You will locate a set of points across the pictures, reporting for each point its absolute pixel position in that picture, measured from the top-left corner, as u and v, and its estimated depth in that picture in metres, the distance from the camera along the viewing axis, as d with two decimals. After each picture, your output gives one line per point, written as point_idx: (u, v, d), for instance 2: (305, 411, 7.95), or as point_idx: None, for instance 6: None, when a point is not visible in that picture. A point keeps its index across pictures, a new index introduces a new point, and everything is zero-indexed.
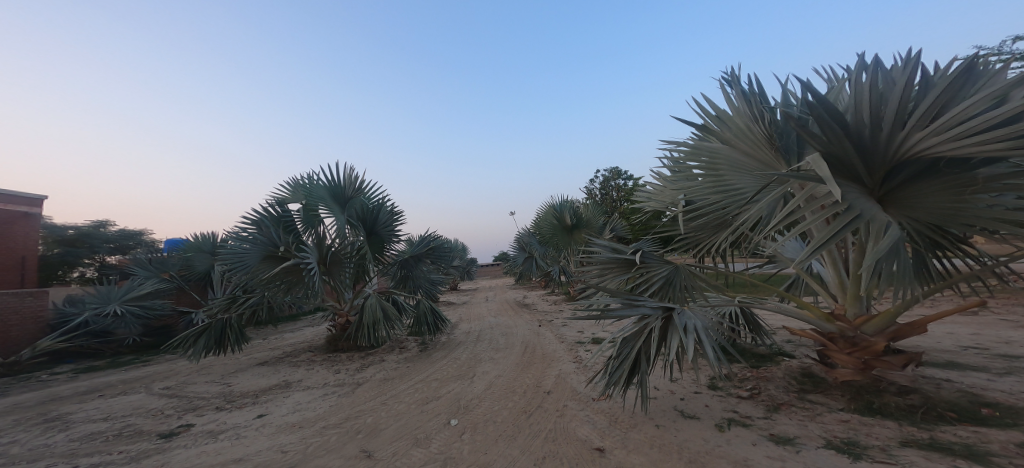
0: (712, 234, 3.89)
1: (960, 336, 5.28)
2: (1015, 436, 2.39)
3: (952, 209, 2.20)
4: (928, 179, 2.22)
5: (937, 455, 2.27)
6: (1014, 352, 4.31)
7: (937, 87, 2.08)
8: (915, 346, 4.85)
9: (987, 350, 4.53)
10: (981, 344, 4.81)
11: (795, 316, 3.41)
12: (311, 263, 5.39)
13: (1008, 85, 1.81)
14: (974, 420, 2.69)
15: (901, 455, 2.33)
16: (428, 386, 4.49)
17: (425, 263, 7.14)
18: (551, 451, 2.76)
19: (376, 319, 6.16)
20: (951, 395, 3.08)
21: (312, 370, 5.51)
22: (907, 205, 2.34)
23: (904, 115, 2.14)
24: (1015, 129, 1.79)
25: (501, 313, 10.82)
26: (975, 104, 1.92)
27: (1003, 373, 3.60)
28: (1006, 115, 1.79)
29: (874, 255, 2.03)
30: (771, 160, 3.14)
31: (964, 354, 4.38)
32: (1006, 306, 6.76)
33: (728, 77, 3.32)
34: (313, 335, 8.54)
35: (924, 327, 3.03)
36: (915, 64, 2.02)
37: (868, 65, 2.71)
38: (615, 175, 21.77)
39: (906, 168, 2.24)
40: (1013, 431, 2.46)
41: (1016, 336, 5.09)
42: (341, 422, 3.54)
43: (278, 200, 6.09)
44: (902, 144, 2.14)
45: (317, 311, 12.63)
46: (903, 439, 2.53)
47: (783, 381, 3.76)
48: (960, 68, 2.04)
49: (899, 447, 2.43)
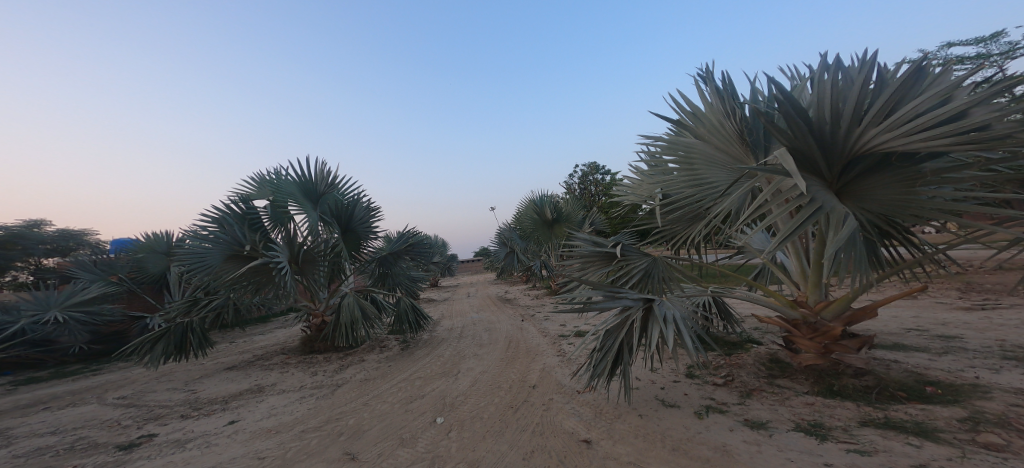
0: (687, 227, 4.05)
1: (904, 319, 5.77)
2: (956, 411, 2.64)
3: (902, 200, 2.35)
4: (884, 172, 2.37)
5: (892, 433, 2.48)
6: (950, 333, 4.75)
7: (889, 87, 2.24)
8: (867, 331, 5.25)
9: (927, 331, 4.97)
10: (922, 326, 5.27)
11: (762, 304, 3.57)
12: (281, 262, 5.11)
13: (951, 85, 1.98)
14: (921, 397, 2.95)
15: (861, 434, 2.51)
16: (412, 385, 4.42)
17: (405, 259, 6.97)
18: (540, 445, 2.79)
19: (354, 318, 5.95)
20: (900, 375, 3.35)
21: (286, 372, 5.30)
22: (863, 196, 2.49)
23: (860, 113, 2.29)
24: (958, 125, 1.95)
25: (482, 309, 10.73)
26: (923, 103, 2.08)
27: (942, 353, 3.94)
28: (947, 114, 1.96)
29: (834, 245, 2.15)
30: (741, 155, 3.27)
31: (909, 335, 4.77)
32: (940, 290, 7.48)
33: (703, 74, 3.43)
34: (286, 336, 8.22)
35: (874, 310, 3.26)
36: (872, 64, 2.17)
37: (827, 65, 2.90)
38: (594, 170, 22.23)
39: (861, 164, 2.39)
40: (954, 408, 2.71)
41: (952, 317, 5.60)
42: (322, 424, 3.43)
43: (242, 196, 5.75)
44: (858, 139, 2.28)
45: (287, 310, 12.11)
46: (862, 419, 2.73)
47: (754, 368, 3.96)
48: (912, 69, 2.21)
49: (858, 427, 2.63)
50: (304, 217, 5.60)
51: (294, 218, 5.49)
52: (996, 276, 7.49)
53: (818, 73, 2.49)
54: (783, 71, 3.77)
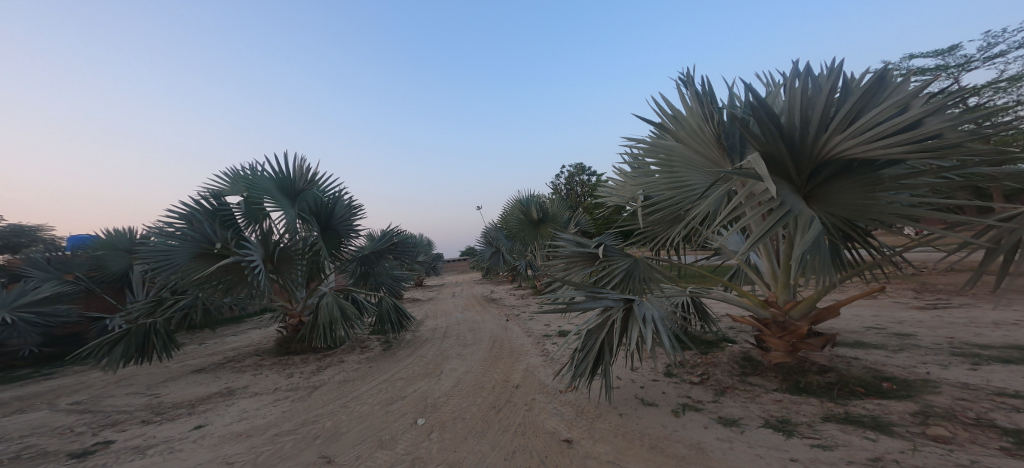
0: (667, 229, 4.13)
1: (866, 318, 6.05)
2: (910, 406, 2.79)
3: (862, 204, 2.45)
4: (848, 177, 2.47)
5: (852, 428, 2.59)
6: (906, 331, 5.01)
7: (854, 95, 2.33)
8: (832, 329, 5.48)
9: (886, 329, 5.22)
10: (881, 324, 5.54)
11: (736, 304, 3.67)
12: (255, 261, 4.95)
13: (909, 95, 2.07)
14: (879, 393, 3.10)
15: (824, 430, 2.62)
16: (393, 386, 4.36)
17: (387, 259, 6.86)
18: (521, 445, 2.79)
19: (332, 318, 5.82)
20: (860, 371, 3.51)
21: (260, 374, 5.15)
22: (828, 201, 2.58)
23: (827, 120, 2.38)
24: (915, 133, 2.05)
25: (467, 308, 10.68)
26: (884, 111, 2.18)
27: (898, 350, 4.16)
28: (905, 122, 2.05)
29: (800, 247, 2.23)
30: (719, 159, 3.35)
31: (869, 333, 5.02)
32: (898, 290, 7.88)
33: (684, 79, 3.50)
34: (261, 337, 7.99)
35: (838, 310, 3.39)
36: (838, 73, 2.26)
37: (798, 73, 3.00)
38: (581, 171, 22.44)
39: (827, 168, 2.49)
40: (908, 402, 2.86)
41: (909, 315, 5.91)
42: (296, 427, 3.34)
43: (214, 192, 5.57)
44: (825, 145, 2.36)
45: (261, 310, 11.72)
46: (825, 414, 2.85)
47: (728, 366, 4.07)
48: (873, 80, 2.32)
49: (822, 422, 2.73)
50: (281, 214, 5.45)
51: (270, 215, 5.33)
52: (950, 277, 7.94)
53: (789, 81, 2.58)
54: (759, 78, 3.89)
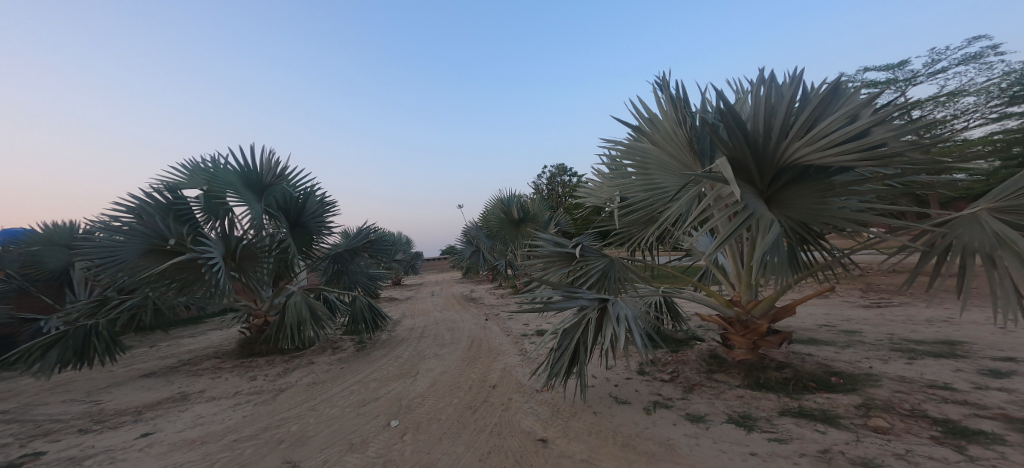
0: (642, 230, 4.22)
1: (819, 316, 6.42)
2: (854, 399, 3.00)
3: (816, 209, 2.56)
4: (804, 183, 2.61)
5: (805, 421, 2.74)
6: (852, 328, 5.36)
7: (812, 104, 2.46)
8: (789, 327, 5.77)
9: (836, 327, 5.56)
10: (832, 322, 5.89)
11: (703, 303, 3.80)
12: (213, 259, 4.66)
13: (858, 106, 2.21)
14: (828, 387, 3.30)
15: (781, 423, 2.76)
16: (365, 387, 4.24)
17: (362, 257, 6.69)
18: (497, 445, 2.77)
19: (300, 318, 5.59)
20: (812, 367, 3.72)
21: (217, 378, 4.88)
22: (786, 205, 2.71)
23: (787, 127, 2.50)
24: (863, 142, 2.18)
25: (445, 308, 10.54)
26: (837, 120, 2.31)
27: (846, 346, 4.44)
28: (855, 132, 2.18)
29: (760, 249, 2.33)
30: (691, 162, 3.44)
31: (821, 330, 5.34)
32: (847, 289, 8.41)
33: (660, 83, 3.58)
34: (221, 339, 7.60)
35: (794, 308, 3.58)
36: (798, 83, 2.37)
37: (764, 81, 3.13)
38: (562, 171, 22.67)
39: (786, 173, 2.62)
40: (853, 395, 3.07)
41: (856, 314, 6.32)
42: (258, 433, 3.19)
43: (169, 185, 5.23)
44: (785, 151, 2.49)
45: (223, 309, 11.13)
46: (782, 408, 2.99)
47: (696, 363, 4.20)
48: (828, 91, 2.46)
49: (779, 416, 2.87)
50: (245, 209, 5.18)
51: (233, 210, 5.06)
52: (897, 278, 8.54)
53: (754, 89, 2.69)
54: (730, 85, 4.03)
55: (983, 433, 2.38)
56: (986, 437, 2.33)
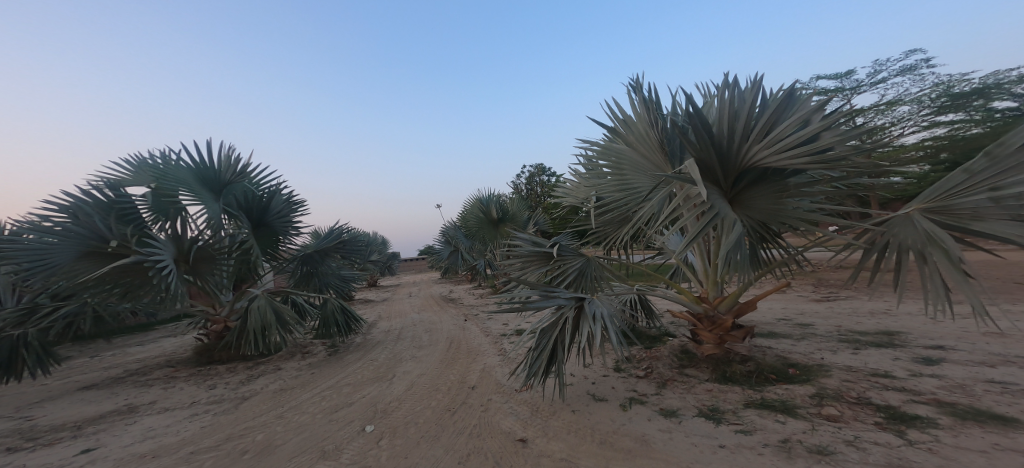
0: (617, 229, 4.28)
1: (777, 310, 6.72)
2: (809, 389, 3.16)
3: (774, 209, 2.68)
4: (764, 184, 2.72)
5: (767, 413, 2.86)
6: (806, 321, 5.65)
7: (770, 108, 2.55)
8: (750, 321, 6.01)
9: (793, 320, 5.85)
10: (789, 315, 6.19)
11: (674, 300, 3.90)
12: (162, 262, 4.36)
13: (810, 111, 2.31)
14: (786, 378, 3.46)
15: (746, 415, 2.86)
16: (337, 392, 4.13)
17: (333, 258, 6.53)
18: (476, 447, 2.75)
19: (265, 323, 5.40)
20: (771, 359, 3.89)
21: (171, 388, 4.63)
22: (748, 205, 2.82)
23: (747, 131, 2.59)
24: (815, 145, 2.29)
25: (423, 309, 10.42)
26: (791, 125, 2.41)
27: (801, 338, 4.67)
28: (807, 136, 2.29)
29: (724, 247, 2.41)
30: (662, 163, 3.52)
31: (779, 324, 5.60)
32: (801, 283, 8.85)
33: (633, 85, 3.64)
34: (172, 347, 7.23)
35: (756, 303, 3.71)
36: (757, 88, 2.47)
37: (728, 85, 3.23)
38: (540, 172, 22.84)
39: (748, 174, 2.71)
40: (809, 386, 3.23)
41: (809, 307, 6.67)
42: (218, 444, 3.05)
43: (111, 183, 4.94)
44: (745, 154, 2.58)
45: (173, 315, 10.47)
46: (746, 401, 3.11)
47: (669, 359, 4.30)
48: (783, 96, 2.57)
49: (744, 408, 2.98)
50: (202, 209, 4.95)
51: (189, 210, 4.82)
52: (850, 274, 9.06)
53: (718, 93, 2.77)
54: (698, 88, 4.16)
55: (919, 418, 2.57)
56: (922, 421, 2.52)
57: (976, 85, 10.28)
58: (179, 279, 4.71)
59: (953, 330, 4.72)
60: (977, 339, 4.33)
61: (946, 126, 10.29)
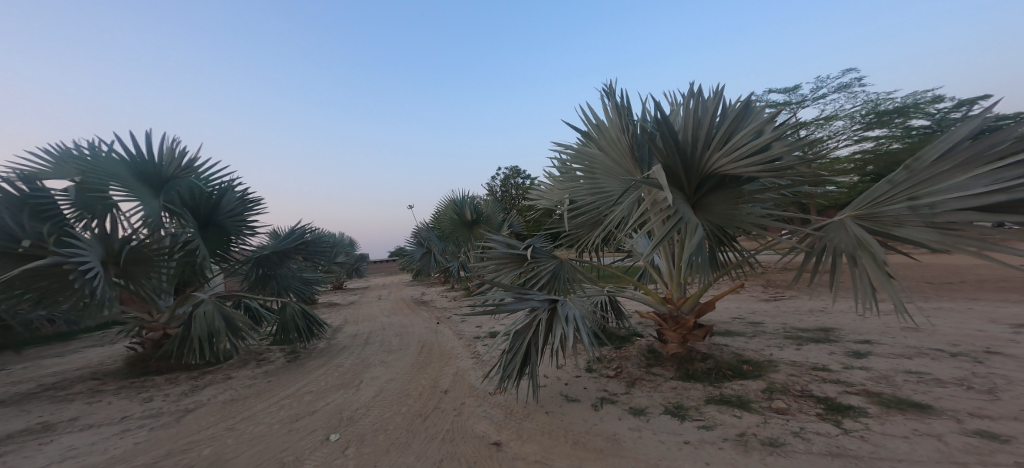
0: (589, 232, 4.36)
1: (732, 309, 7.15)
2: (760, 384, 3.38)
3: (731, 214, 2.84)
4: (723, 191, 2.88)
5: (726, 408, 3.02)
6: (758, 320, 6.05)
7: (729, 118, 2.71)
8: (708, 321, 6.35)
9: (746, 319, 6.24)
10: (743, 314, 6.60)
11: (641, 301, 4.04)
12: (90, 265, 3.90)
13: (763, 123, 2.47)
14: (741, 374, 3.68)
15: (707, 411, 3.01)
16: (299, 401, 3.91)
17: (294, 259, 6.13)
18: (449, 453, 2.69)
19: (213, 329, 5.01)
20: (727, 356, 4.12)
21: (98, 403, 4.17)
22: (708, 210, 2.97)
23: (708, 139, 2.73)
24: (766, 155, 2.45)
25: (393, 312, 10.11)
26: (747, 135, 2.57)
27: (753, 336, 5.00)
28: (761, 146, 2.45)
29: (688, 250, 2.53)
30: (632, 169, 3.63)
31: (733, 322, 5.96)
32: (753, 284, 9.48)
33: (606, 91, 3.74)
34: (102, 358, 6.53)
35: (715, 303, 3.92)
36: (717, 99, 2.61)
37: (693, 96, 3.39)
38: (516, 174, 22.99)
39: (708, 180, 2.86)
40: (760, 381, 3.45)
41: (760, 307, 7.15)
42: (160, 460, 2.79)
43: (26, 176, 4.41)
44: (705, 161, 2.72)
45: (100, 323, 9.43)
46: (708, 397, 3.27)
47: (637, 358, 4.44)
48: (741, 107, 2.73)
49: (705, 404, 3.13)
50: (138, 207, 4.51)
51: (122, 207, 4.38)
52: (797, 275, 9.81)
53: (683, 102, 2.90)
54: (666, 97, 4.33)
55: (852, 408, 2.82)
56: (854, 411, 2.77)
57: (898, 105, 11.55)
58: (105, 284, 4.25)
59: (882, 326, 5.23)
60: (900, 334, 4.84)
61: (873, 141, 11.45)
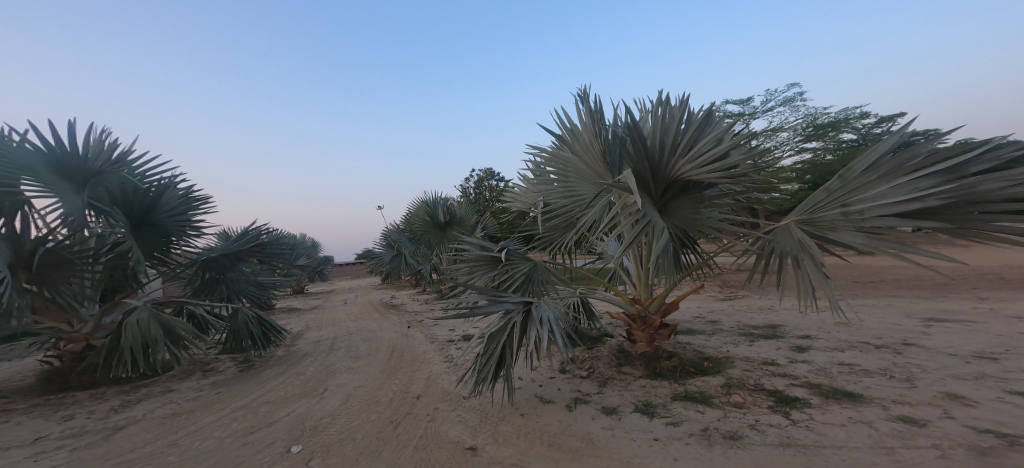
0: (562, 234, 4.39)
1: (693, 309, 7.50)
2: (720, 380, 3.55)
3: (694, 218, 2.96)
4: (687, 195, 3.00)
5: (690, 404, 3.14)
6: (717, 318, 6.38)
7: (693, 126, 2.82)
8: (671, 320, 6.62)
9: (705, 317, 6.56)
10: (702, 314, 6.94)
11: (611, 302, 4.12)
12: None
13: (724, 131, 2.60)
14: (703, 371, 3.85)
15: (673, 407, 3.11)
16: (255, 412, 3.63)
17: (248, 262, 5.70)
18: (423, 460, 2.60)
19: (153, 338, 4.55)
20: (689, 353, 4.30)
21: (5, 423, 3.65)
22: (673, 213, 3.08)
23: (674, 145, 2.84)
24: (726, 162, 2.58)
25: (360, 317, 9.70)
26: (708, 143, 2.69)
27: (712, 334, 5.26)
28: (721, 153, 2.57)
29: (655, 253, 2.61)
30: (604, 173, 3.70)
31: (694, 321, 6.24)
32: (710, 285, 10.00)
33: (580, 96, 3.80)
34: (17, 373, 5.75)
35: (677, 304, 4.09)
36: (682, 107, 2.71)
37: (660, 103, 3.51)
38: (490, 175, 23.00)
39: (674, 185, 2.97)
40: (719, 377, 3.63)
41: (716, 306, 7.55)
42: None
43: None
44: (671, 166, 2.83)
45: (11, 334, 8.29)
46: (674, 394, 3.38)
47: (609, 358, 4.52)
48: (704, 116, 2.86)
49: (672, 401, 3.24)
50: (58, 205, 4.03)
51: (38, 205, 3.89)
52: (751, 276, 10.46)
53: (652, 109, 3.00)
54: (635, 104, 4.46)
55: (799, 399, 3.03)
56: (801, 402, 2.98)
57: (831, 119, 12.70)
58: (14, 291, 3.72)
59: (826, 322, 5.67)
60: (839, 328, 5.28)
61: (812, 152, 12.50)
